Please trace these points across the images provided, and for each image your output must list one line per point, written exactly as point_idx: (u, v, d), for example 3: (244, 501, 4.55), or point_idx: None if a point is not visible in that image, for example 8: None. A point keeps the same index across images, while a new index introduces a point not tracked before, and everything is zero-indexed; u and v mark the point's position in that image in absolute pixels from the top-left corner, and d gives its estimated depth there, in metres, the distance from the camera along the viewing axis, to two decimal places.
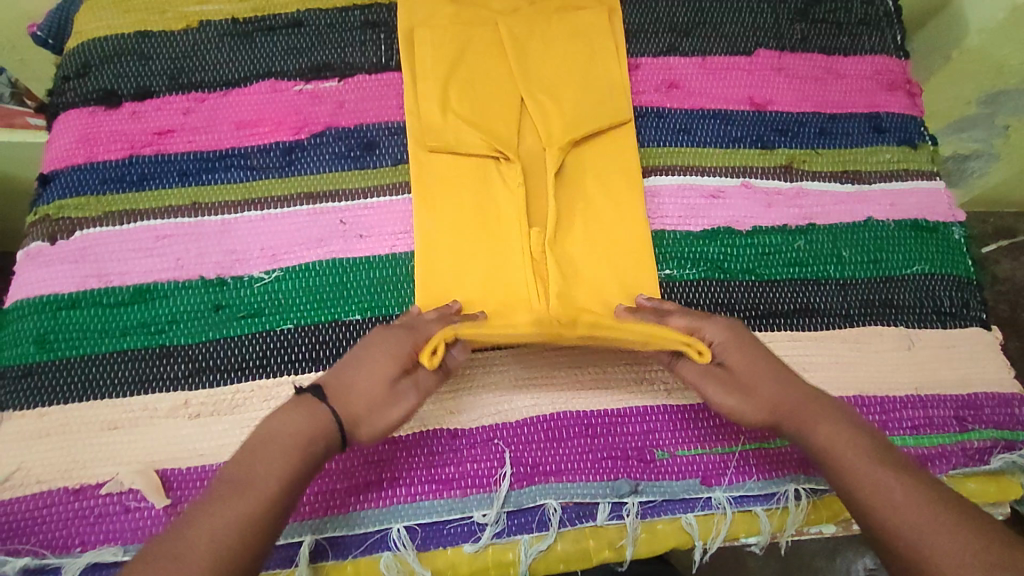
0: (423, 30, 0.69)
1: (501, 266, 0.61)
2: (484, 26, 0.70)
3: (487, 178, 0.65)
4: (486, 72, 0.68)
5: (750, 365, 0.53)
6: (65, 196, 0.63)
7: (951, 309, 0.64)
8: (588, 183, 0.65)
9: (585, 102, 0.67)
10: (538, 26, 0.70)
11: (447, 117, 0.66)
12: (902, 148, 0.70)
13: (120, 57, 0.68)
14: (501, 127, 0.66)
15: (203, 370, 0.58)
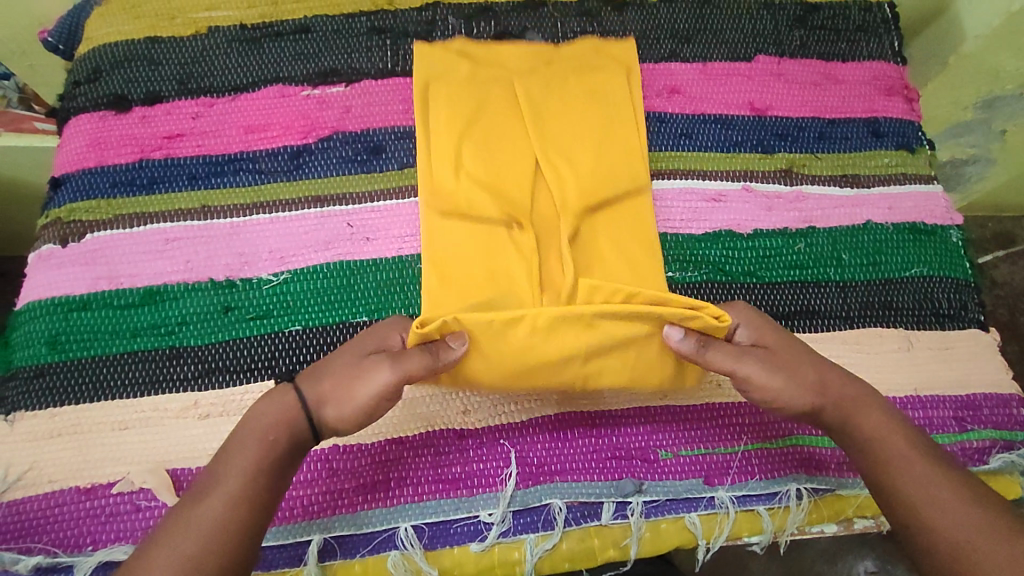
0: (439, 85, 0.68)
1: None
2: (499, 85, 0.69)
3: (499, 243, 0.63)
4: (500, 131, 0.67)
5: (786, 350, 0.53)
6: (76, 200, 0.64)
7: (949, 311, 0.65)
8: (603, 250, 0.64)
9: (601, 167, 0.66)
10: (554, 86, 0.69)
11: (459, 179, 0.65)
12: (900, 152, 0.72)
13: (129, 62, 0.69)
14: (514, 190, 0.65)
15: (213, 371, 0.58)
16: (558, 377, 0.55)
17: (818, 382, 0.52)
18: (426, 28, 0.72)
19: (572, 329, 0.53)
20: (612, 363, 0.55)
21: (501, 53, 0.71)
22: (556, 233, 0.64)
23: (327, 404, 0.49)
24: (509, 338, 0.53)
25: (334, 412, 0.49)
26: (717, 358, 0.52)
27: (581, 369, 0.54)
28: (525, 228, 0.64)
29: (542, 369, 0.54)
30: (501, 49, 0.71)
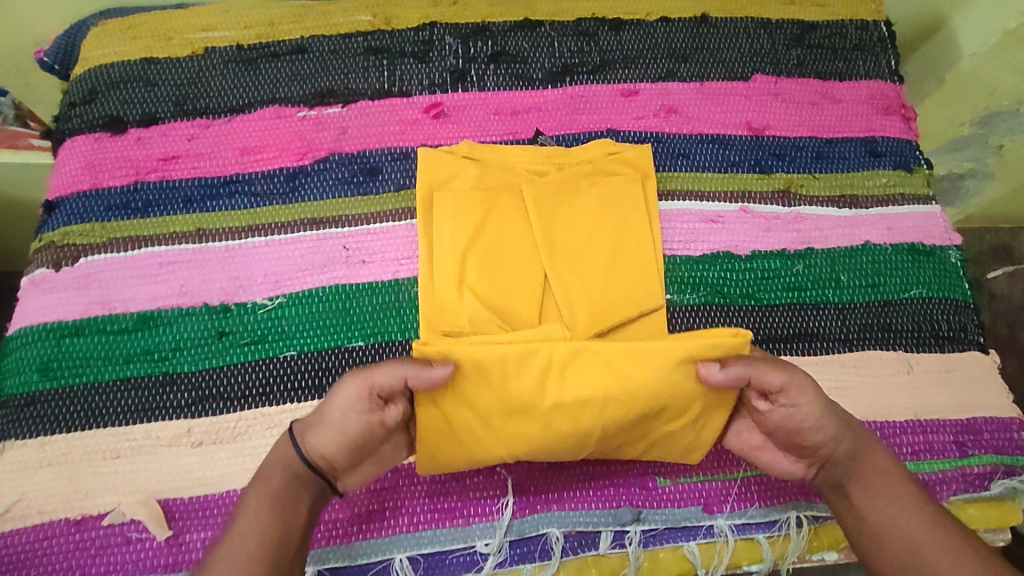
0: (444, 193, 0.64)
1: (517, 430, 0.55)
2: (508, 191, 0.65)
3: None
4: (507, 244, 0.63)
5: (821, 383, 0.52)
6: (70, 223, 0.63)
7: (949, 333, 0.65)
8: None
9: (613, 287, 0.63)
10: (566, 195, 0.66)
11: (463, 297, 0.61)
12: (898, 171, 0.71)
13: (125, 83, 0.68)
14: (520, 310, 0.61)
15: (206, 398, 0.58)
16: (568, 447, 0.53)
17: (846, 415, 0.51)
18: (423, 48, 0.72)
19: (591, 366, 0.50)
20: (628, 431, 0.53)
21: (505, 151, 0.68)
22: None
23: (311, 431, 0.49)
24: (520, 380, 0.50)
25: (314, 441, 0.48)
26: (772, 379, 0.49)
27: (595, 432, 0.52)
28: None
29: (555, 432, 0.51)
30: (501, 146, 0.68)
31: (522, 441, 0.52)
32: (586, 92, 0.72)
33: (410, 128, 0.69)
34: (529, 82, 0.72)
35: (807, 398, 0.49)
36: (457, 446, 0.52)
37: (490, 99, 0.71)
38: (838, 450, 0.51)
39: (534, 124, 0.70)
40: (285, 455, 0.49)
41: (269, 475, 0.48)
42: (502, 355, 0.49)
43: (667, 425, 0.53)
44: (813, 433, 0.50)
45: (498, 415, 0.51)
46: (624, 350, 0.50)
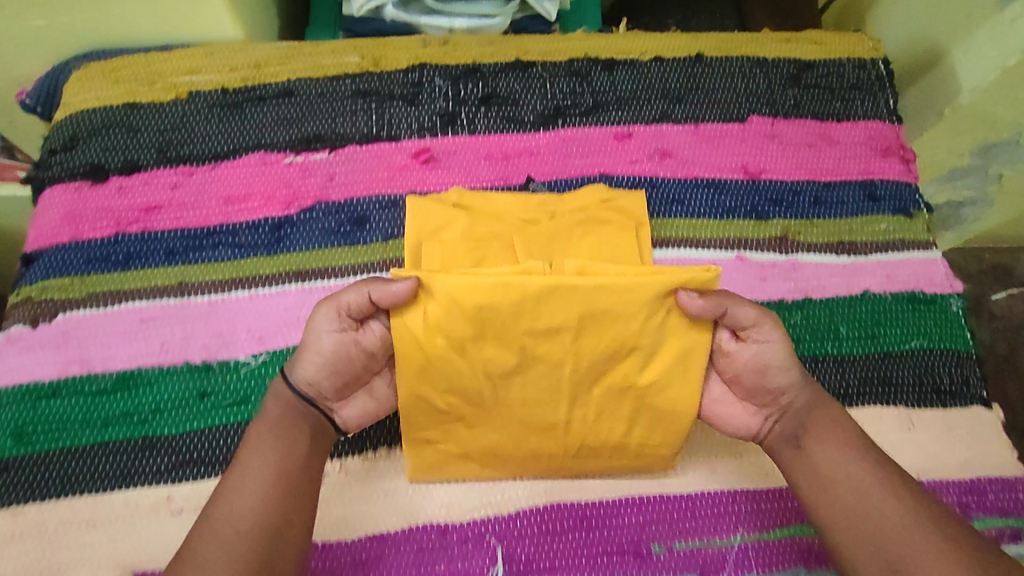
0: (431, 244, 0.62)
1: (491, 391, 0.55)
2: (498, 241, 0.63)
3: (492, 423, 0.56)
4: None
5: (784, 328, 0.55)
6: (48, 277, 0.62)
7: (950, 387, 0.64)
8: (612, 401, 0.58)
9: None
10: (559, 245, 0.63)
11: None
12: (897, 217, 0.70)
13: (107, 130, 0.67)
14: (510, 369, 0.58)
15: (188, 463, 0.57)
16: (545, 400, 0.55)
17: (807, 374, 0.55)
18: (413, 90, 0.70)
19: (565, 299, 0.51)
20: (604, 379, 0.55)
21: (495, 200, 0.66)
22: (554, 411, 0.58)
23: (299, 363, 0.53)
24: (497, 310, 0.51)
25: (302, 370, 0.53)
26: (744, 317, 0.53)
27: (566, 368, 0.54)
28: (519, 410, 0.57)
29: (532, 377, 0.54)
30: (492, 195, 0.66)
31: (498, 386, 0.54)
32: (578, 136, 0.70)
33: (398, 175, 0.68)
34: (520, 125, 0.70)
35: (773, 335, 0.54)
36: (438, 394, 0.54)
37: (481, 144, 0.69)
38: (800, 394, 0.54)
39: (526, 170, 0.69)
40: (282, 395, 0.53)
41: (268, 413, 0.52)
42: (476, 284, 0.50)
43: (648, 384, 0.55)
44: (779, 375, 0.54)
45: (477, 358, 0.53)
46: (597, 286, 0.50)
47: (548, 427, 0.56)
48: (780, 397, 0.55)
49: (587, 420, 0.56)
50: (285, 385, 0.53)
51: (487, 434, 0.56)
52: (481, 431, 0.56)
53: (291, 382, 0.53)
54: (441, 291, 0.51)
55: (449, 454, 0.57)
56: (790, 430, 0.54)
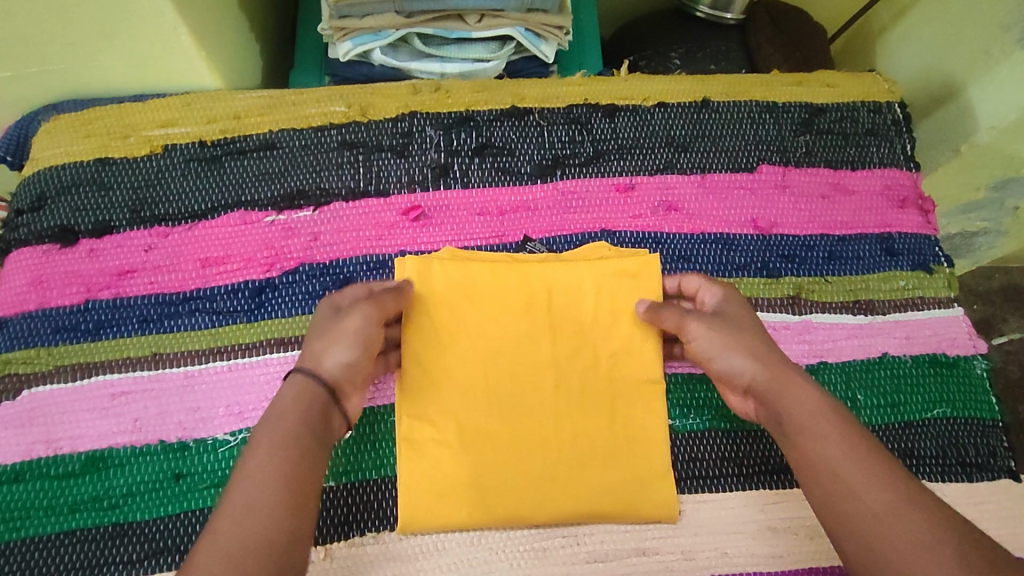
0: (437, 272, 0.60)
1: (483, 392, 0.58)
2: (501, 279, 0.61)
3: (484, 440, 0.57)
4: (501, 331, 0.59)
5: (738, 319, 0.56)
6: (13, 349, 0.58)
7: (977, 459, 0.59)
8: (601, 416, 0.58)
9: (603, 356, 0.60)
10: (566, 282, 0.61)
11: (446, 386, 0.58)
12: (916, 272, 0.66)
13: (77, 188, 0.63)
14: (509, 397, 0.58)
15: (160, 553, 0.53)
16: (533, 396, 0.58)
17: (759, 355, 0.53)
18: (402, 140, 0.67)
19: (535, 291, 0.61)
20: (579, 374, 0.59)
21: (488, 258, 0.62)
22: (549, 432, 0.57)
23: (323, 357, 0.51)
24: (483, 301, 0.60)
25: (336, 359, 0.51)
26: (668, 317, 0.57)
27: (545, 360, 0.59)
28: (512, 425, 0.57)
29: (514, 371, 0.58)
30: (486, 253, 0.63)
31: (482, 381, 0.58)
32: (578, 188, 0.67)
33: (387, 233, 0.64)
34: (517, 177, 0.67)
35: (704, 321, 0.56)
36: (430, 398, 0.57)
37: (475, 198, 0.66)
38: (754, 373, 0.52)
39: (523, 227, 0.65)
40: (291, 394, 0.48)
41: (283, 416, 0.47)
42: (467, 280, 0.60)
43: (619, 381, 0.59)
44: (722, 360, 0.54)
45: (457, 355, 0.59)
46: (569, 280, 0.61)
47: (541, 429, 0.57)
48: (738, 383, 0.54)
49: (567, 426, 0.58)
50: (314, 379, 0.50)
51: (477, 440, 0.57)
52: (470, 443, 0.57)
53: (325, 374, 0.50)
54: (442, 287, 0.60)
55: (439, 477, 0.56)
56: (768, 413, 0.51)
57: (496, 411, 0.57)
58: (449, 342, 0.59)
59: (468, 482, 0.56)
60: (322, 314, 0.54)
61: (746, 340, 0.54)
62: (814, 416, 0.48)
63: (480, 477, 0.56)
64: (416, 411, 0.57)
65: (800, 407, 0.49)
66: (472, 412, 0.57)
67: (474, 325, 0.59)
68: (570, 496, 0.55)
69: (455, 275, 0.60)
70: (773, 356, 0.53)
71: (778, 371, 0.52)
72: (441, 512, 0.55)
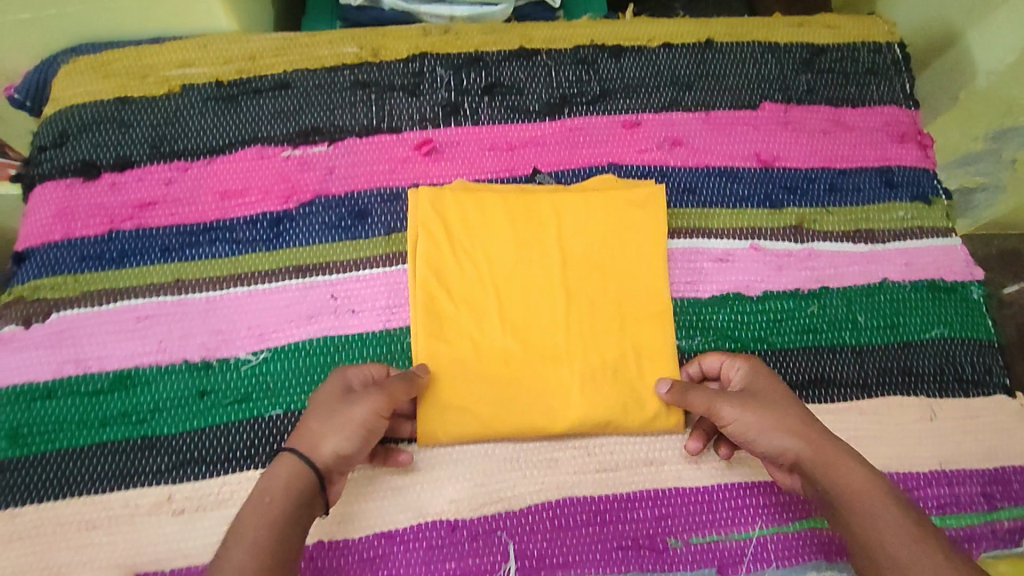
0: (448, 202, 0.63)
1: (497, 313, 0.60)
2: (509, 207, 0.63)
3: (500, 357, 0.59)
4: (513, 257, 0.62)
5: (772, 392, 0.54)
6: (40, 276, 0.60)
7: (973, 376, 0.62)
8: (611, 336, 0.60)
9: (611, 280, 0.62)
10: (574, 209, 0.63)
11: (461, 308, 0.60)
12: (915, 204, 0.68)
13: (98, 125, 0.65)
14: (522, 318, 0.60)
15: (189, 463, 0.56)
16: (544, 317, 0.60)
17: (801, 431, 0.51)
18: (414, 80, 0.68)
19: (544, 218, 0.63)
20: (588, 297, 0.61)
21: (497, 191, 0.64)
22: (562, 350, 0.59)
23: (321, 443, 0.49)
24: (494, 229, 0.62)
25: (334, 448, 0.49)
26: (696, 398, 0.54)
27: (555, 283, 0.61)
28: (527, 344, 0.59)
29: (527, 294, 0.61)
30: (496, 186, 0.65)
31: (496, 304, 0.60)
32: (585, 124, 0.68)
33: (400, 167, 0.66)
34: (525, 114, 0.68)
35: (735, 402, 0.53)
36: (447, 318, 0.60)
37: (485, 134, 0.67)
38: (799, 450, 0.50)
39: (532, 161, 0.67)
40: (280, 477, 0.47)
41: (268, 504, 0.46)
42: (477, 208, 0.63)
43: (626, 304, 0.61)
44: (763, 442, 0.52)
45: (472, 278, 0.61)
46: (577, 207, 0.63)
47: (551, 346, 0.59)
48: (782, 462, 0.52)
49: (579, 344, 0.59)
50: (306, 464, 0.48)
51: (492, 358, 0.59)
52: (487, 361, 0.58)
53: (319, 461, 0.48)
54: (452, 216, 0.62)
55: (456, 393, 0.57)
56: (816, 491, 0.50)
57: (510, 332, 0.59)
58: (467, 265, 0.61)
59: (481, 395, 0.57)
60: (325, 395, 0.52)
61: (785, 414, 0.52)
62: (867, 497, 0.47)
63: (492, 391, 0.58)
64: (433, 332, 0.59)
65: (853, 490, 0.48)
66: (489, 332, 0.59)
67: (488, 253, 0.62)
68: (583, 408, 0.57)
69: (466, 204, 0.63)
70: (818, 429, 0.51)
71: (826, 448, 0.50)
72: (460, 426, 0.57)
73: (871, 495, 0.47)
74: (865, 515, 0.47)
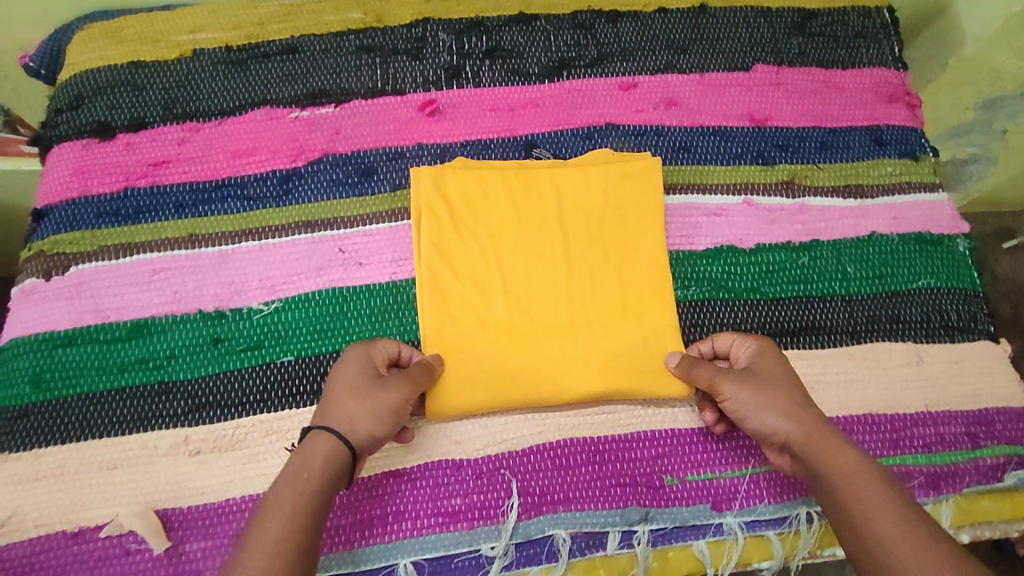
0: (450, 176, 0.63)
1: (500, 287, 0.61)
2: (512, 181, 0.64)
3: (504, 330, 0.60)
4: (514, 231, 0.63)
5: (770, 373, 0.56)
6: (59, 232, 0.62)
7: (959, 323, 0.64)
8: (613, 307, 0.61)
9: (611, 253, 0.63)
10: (573, 184, 0.64)
11: (465, 283, 0.61)
12: (903, 160, 0.70)
13: (113, 88, 0.67)
14: (525, 292, 0.61)
15: (203, 407, 0.57)
16: (545, 290, 0.61)
17: (794, 412, 0.53)
18: (417, 44, 0.71)
19: (544, 191, 0.64)
20: (589, 270, 0.62)
21: (497, 165, 0.65)
22: (565, 323, 0.60)
23: (358, 424, 0.51)
24: (495, 202, 0.63)
25: (370, 430, 0.51)
26: (701, 373, 0.56)
27: (556, 257, 0.62)
28: (530, 317, 0.60)
29: (528, 268, 0.62)
30: (495, 161, 0.66)
31: (499, 279, 0.61)
32: (583, 86, 0.71)
33: (404, 127, 0.68)
34: (525, 77, 0.70)
35: (738, 382, 0.55)
36: (451, 294, 0.61)
37: (486, 96, 0.69)
38: (790, 431, 0.53)
39: (531, 122, 0.69)
40: (319, 453, 0.49)
41: (306, 479, 0.47)
42: (479, 182, 0.64)
43: (627, 274, 0.62)
44: (756, 421, 0.54)
45: (474, 254, 0.62)
46: (575, 181, 0.64)
47: (555, 320, 0.60)
48: (773, 441, 0.54)
49: (581, 316, 0.60)
50: (343, 444, 0.50)
51: (496, 332, 0.59)
52: (491, 332, 0.59)
53: (355, 441, 0.50)
54: (454, 189, 0.63)
55: (460, 365, 0.58)
56: (805, 469, 0.52)
57: (513, 306, 0.60)
58: (468, 242, 0.62)
59: (487, 369, 0.58)
60: (353, 373, 0.53)
61: (780, 397, 0.54)
62: (856, 477, 0.49)
63: (498, 365, 0.58)
64: (438, 307, 0.60)
65: (842, 470, 0.50)
66: (492, 305, 0.60)
67: (489, 227, 0.63)
68: (587, 378, 0.58)
69: (467, 178, 0.64)
70: (810, 412, 0.53)
71: (816, 429, 0.52)
72: (466, 398, 0.57)
73: (863, 475, 0.49)
74: (856, 496, 0.48)
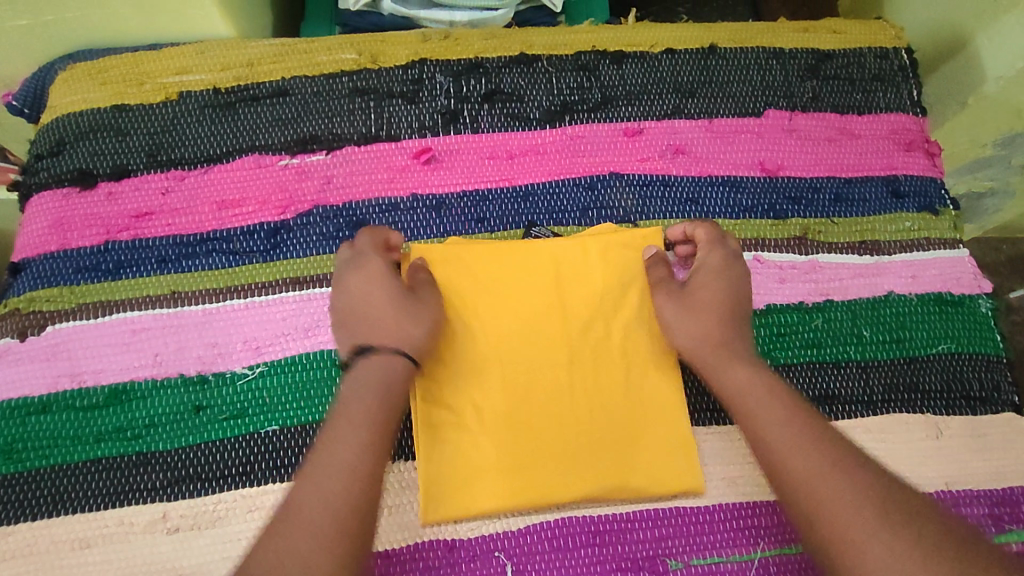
0: (445, 251, 0.60)
1: (498, 369, 0.57)
2: (511, 253, 0.61)
3: (504, 418, 0.56)
4: (513, 309, 0.59)
5: (707, 293, 0.55)
6: (36, 287, 0.60)
7: (981, 393, 0.61)
8: (615, 393, 0.58)
9: (614, 332, 0.59)
10: (573, 258, 0.61)
11: (462, 370, 0.57)
12: (922, 214, 0.67)
13: (95, 133, 0.64)
14: (524, 376, 0.57)
15: (183, 479, 0.54)
16: (545, 375, 0.58)
17: (707, 334, 0.54)
18: (412, 87, 0.67)
19: (541, 266, 0.61)
20: (591, 353, 0.59)
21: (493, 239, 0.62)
22: (567, 412, 0.57)
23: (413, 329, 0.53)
24: (492, 277, 0.60)
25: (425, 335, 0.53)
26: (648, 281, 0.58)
27: (556, 339, 0.59)
28: (531, 405, 0.57)
29: (528, 351, 0.58)
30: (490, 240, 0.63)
31: (496, 363, 0.58)
32: (585, 133, 0.67)
33: (398, 176, 0.65)
34: (526, 122, 0.67)
35: (669, 296, 0.57)
36: (446, 381, 0.57)
37: (485, 143, 0.66)
38: (696, 348, 0.54)
39: (531, 170, 0.66)
40: (393, 361, 0.50)
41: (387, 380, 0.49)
42: (474, 255, 0.60)
43: (631, 356, 0.59)
44: (672, 334, 0.56)
45: (472, 337, 0.58)
46: (574, 255, 0.61)
47: (556, 409, 0.57)
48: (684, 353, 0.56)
49: (583, 403, 0.57)
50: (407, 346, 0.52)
51: (496, 423, 0.56)
52: (489, 420, 0.56)
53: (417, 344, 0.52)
54: (450, 263, 0.60)
55: (458, 460, 0.55)
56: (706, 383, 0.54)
57: (512, 392, 0.57)
58: (464, 324, 0.58)
59: (488, 464, 0.55)
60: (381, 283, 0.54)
61: (701, 316, 0.54)
62: (742, 395, 0.51)
63: (498, 457, 0.55)
64: (432, 397, 0.57)
65: (729, 387, 0.52)
66: (489, 392, 0.57)
67: (484, 307, 0.59)
68: (591, 473, 0.55)
69: (462, 255, 0.60)
70: (722, 334, 0.54)
71: (722, 350, 0.53)
72: (467, 498, 0.54)
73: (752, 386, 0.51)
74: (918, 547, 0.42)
